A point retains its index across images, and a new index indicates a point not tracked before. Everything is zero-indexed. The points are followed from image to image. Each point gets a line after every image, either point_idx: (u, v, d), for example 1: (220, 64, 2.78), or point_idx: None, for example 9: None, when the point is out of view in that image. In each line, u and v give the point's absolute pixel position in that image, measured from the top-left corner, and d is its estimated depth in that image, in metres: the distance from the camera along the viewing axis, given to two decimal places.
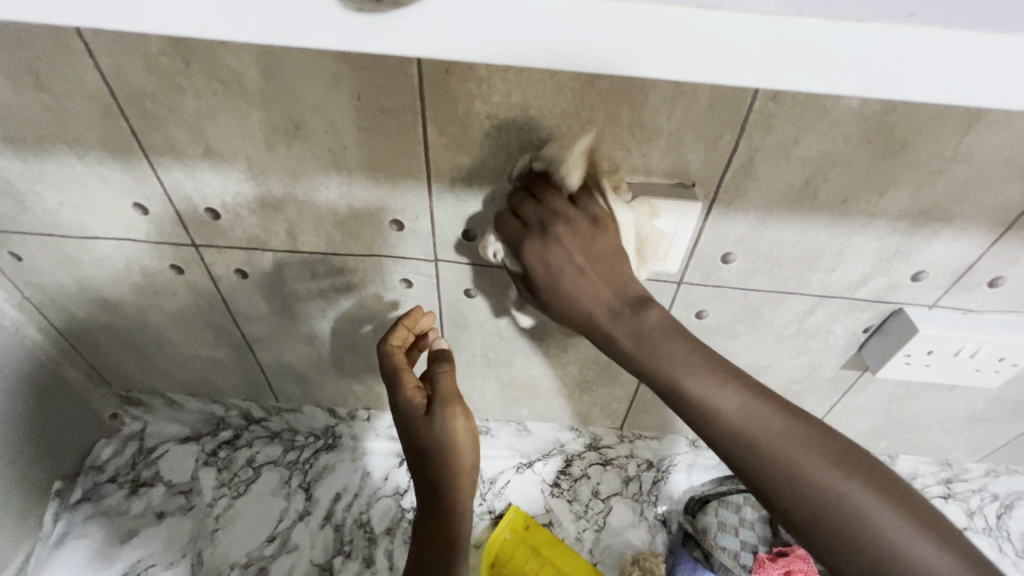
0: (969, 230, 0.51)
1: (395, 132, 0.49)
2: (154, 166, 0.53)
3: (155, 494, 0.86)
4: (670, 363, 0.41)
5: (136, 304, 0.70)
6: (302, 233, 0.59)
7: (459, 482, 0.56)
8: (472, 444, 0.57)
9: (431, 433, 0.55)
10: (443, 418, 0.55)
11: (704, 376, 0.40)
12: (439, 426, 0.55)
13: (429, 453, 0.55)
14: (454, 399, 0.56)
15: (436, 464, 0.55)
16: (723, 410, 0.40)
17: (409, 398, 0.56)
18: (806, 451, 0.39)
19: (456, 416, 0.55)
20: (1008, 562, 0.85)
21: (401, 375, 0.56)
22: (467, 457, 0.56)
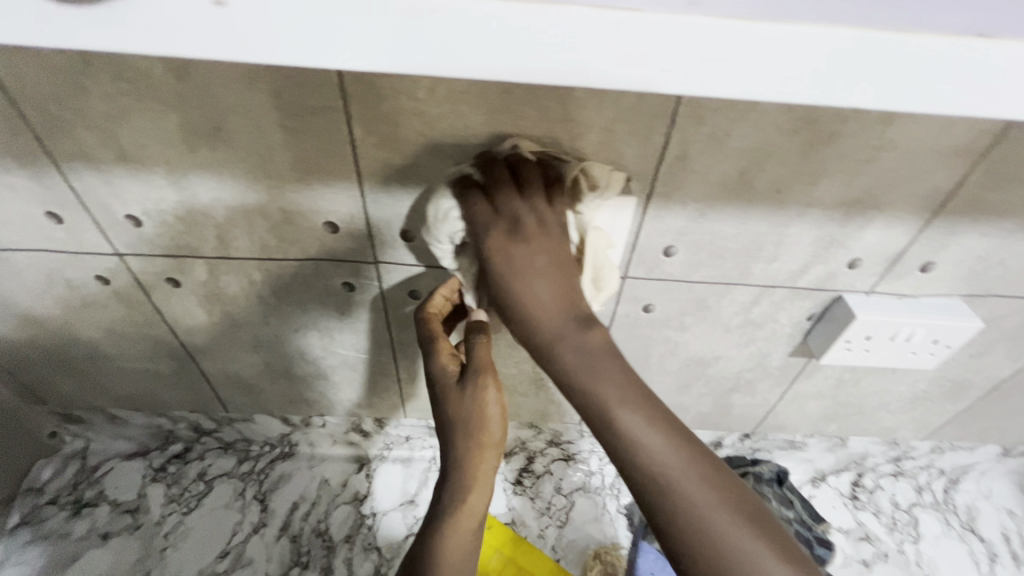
0: (900, 218, 0.52)
1: (320, 132, 0.47)
2: (65, 172, 0.50)
3: (100, 514, 0.83)
4: (604, 385, 0.40)
5: (62, 317, 0.66)
6: (233, 238, 0.56)
7: (482, 459, 0.50)
8: (502, 420, 0.51)
9: (460, 403, 0.50)
10: (472, 387, 0.50)
11: (636, 409, 0.40)
12: (467, 394, 0.50)
13: (454, 424, 0.50)
14: (487, 369, 0.51)
15: (462, 437, 0.50)
16: (647, 447, 0.39)
17: (442, 364, 0.52)
18: (717, 503, 0.38)
19: (487, 386, 0.50)
20: (954, 534, 0.89)
21: (436, 342, 0.53)
22: (495, 431, 0.50)
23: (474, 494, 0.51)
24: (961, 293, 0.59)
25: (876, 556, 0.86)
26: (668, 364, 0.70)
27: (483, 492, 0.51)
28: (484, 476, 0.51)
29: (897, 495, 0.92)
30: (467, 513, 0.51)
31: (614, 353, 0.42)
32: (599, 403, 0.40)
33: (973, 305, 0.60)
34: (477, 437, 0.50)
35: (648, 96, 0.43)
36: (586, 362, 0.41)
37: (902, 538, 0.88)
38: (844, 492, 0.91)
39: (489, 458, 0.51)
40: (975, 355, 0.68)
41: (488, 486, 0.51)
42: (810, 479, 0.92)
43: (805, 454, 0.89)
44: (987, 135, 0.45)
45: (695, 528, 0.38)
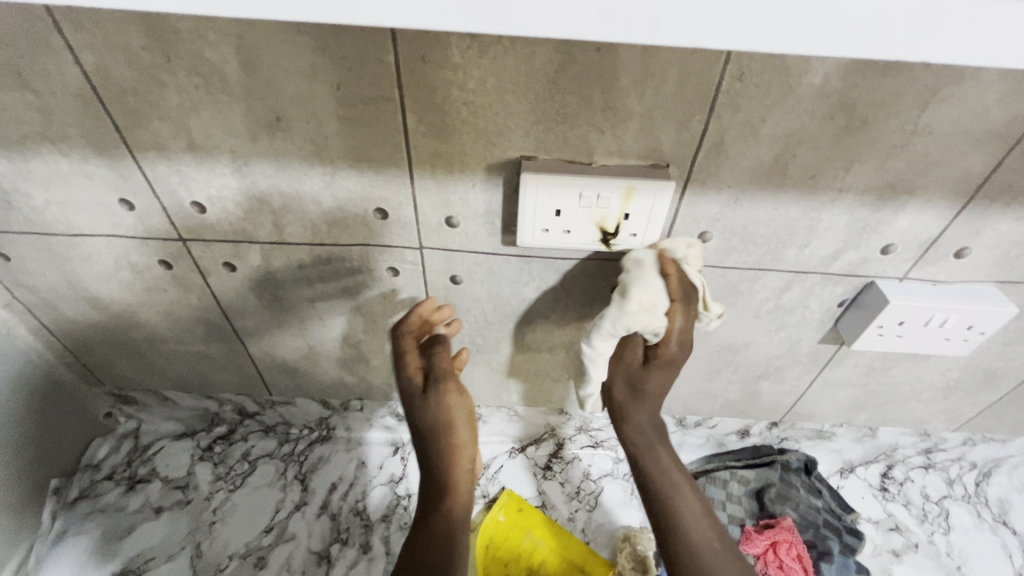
0: (933, 203, 0.53)
1: (375, 122, 0.50)
2: (138, 161, 0.54)
3: (152, 489, 0.87)
4: (651, 432, 0.58)
5: (125, 301, 0.70)
6: (288, 224, 0.60)
7: (457, 459, 0.58)
8: (467, 422, 0.59)
9: (427, 411, 0.57)
10: (438, 396, 0.57)
11: (664, 453, 0.58)
12: (433, 404, 0.57)
13: (427, 432, 0.57)
14: (450, 377, 0.58)
15: (433, 443, 0.57)
16: (673, 481, 0.57)
17: (408, 379, 0.57)
18: (704, 521, 0.56)
19: (452, 393, 0.57)
20: (986, 527, 0.89)
21: (401, 358, 0.58)
22: (464, 433, 0.58)
23: (455, 492, 0.58)
24: (994, 279, 0.60)
25: (906, 546, 0.86)
26: (699, 350, 0.72)
27: (463, 486, 0.59)
28: (459, 475, 0.59)
29: (928, 487, 0.92)
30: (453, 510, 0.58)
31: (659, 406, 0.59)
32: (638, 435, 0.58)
33: (1006, 291, 0.61)
34: (447, 442, 0.57)
35: (687, 84, 0.45)
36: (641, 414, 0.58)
37: (932, 529, 0.88)
38: (873, 483, 0.92)
39: (463, 458, 0.59)
40: (1008, 343, 0.68)
41: (464, 482, 0.59)
42: (839, 470, 0.92)
43: (833, 445, 0.90)
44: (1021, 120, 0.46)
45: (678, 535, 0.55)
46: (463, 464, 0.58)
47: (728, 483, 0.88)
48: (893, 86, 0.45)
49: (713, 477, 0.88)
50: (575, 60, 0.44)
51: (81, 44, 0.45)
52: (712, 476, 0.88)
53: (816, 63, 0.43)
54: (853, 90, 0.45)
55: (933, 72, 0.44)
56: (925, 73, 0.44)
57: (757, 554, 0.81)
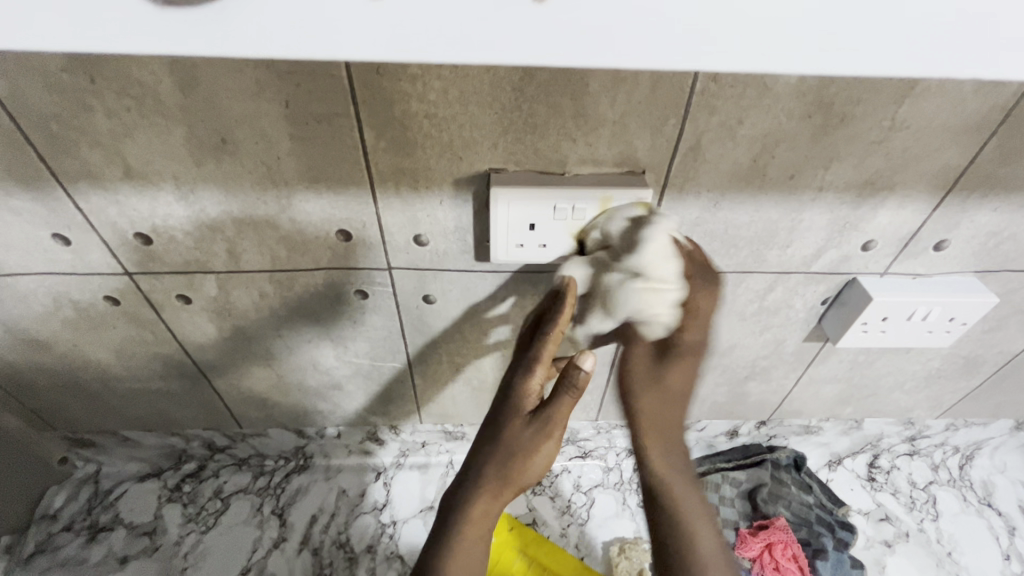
0: (912, 197, 0.52)
1: (331, 140, 0.46)
2: (71, 193, 0.49)
3: (116, 538, 0.82)
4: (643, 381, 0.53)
5: (71, 341, 0.65)
6: (244, 251, 0.56)
7: (507, 493, 0.53)
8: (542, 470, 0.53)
9: (519, 437, 0.52)
10: (536, 437, 0.52)
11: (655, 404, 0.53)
12: (530, 435, 0.52)
13: (500, 452, 0.52)
14: (556, 429, 0.52)
15: (489, 467, 0.53)
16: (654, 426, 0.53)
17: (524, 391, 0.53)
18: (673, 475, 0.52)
19: (546, 443, 0.52)
20: (973, 510, 0.90)
21: (535, 368, 0.53)
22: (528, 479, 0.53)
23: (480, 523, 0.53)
24: (973, 269, 0.59)
25: (898, 536, 0.86)
26: None
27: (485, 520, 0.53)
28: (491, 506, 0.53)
29: (914, 474, 0.92)
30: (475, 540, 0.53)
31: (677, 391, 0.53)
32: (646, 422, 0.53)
33: (985, 281, 0.61)
34: (502, 478, 0.52)
35: (660, 88, 0.43)
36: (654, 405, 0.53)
37: (921, 516, 0.88)
38: (861, 473, 0.92)
39: (504, 497, 0.53)
40: (988, 330, 0.68)
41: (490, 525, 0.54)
42: (827, 464, 0.92)
43: (821, 439, 0.89)
44: (997, 111, 0.45)
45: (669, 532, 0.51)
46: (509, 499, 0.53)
47: (721, 486, 0.86)
48: (869, 81, 0.43)
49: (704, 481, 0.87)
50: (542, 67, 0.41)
51: None
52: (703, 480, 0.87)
53: None
54: (830, 88, 0.44)
55: None
56: None
57: (753, 557, 0.80)
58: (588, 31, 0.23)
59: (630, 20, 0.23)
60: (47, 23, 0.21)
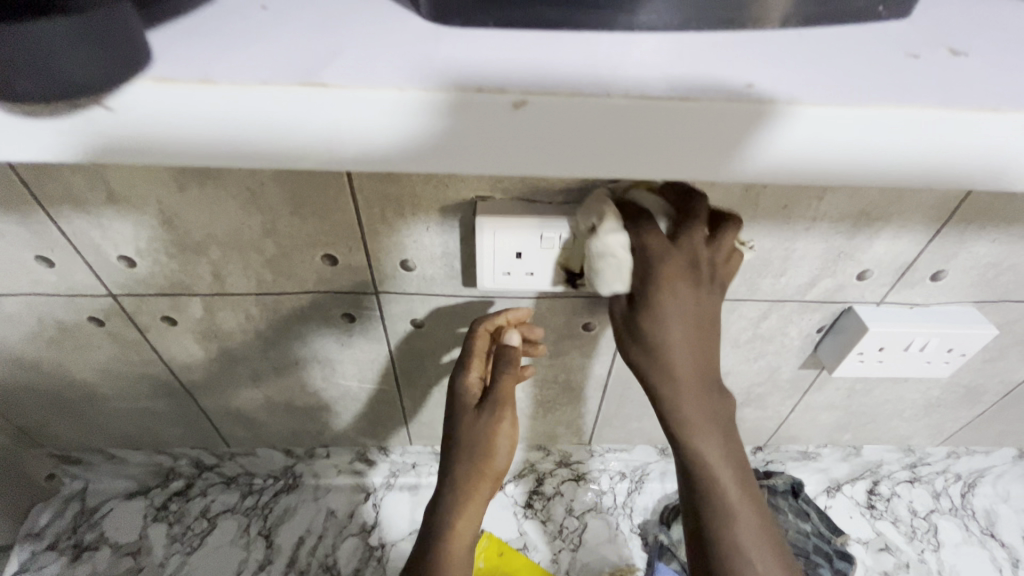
0: (907, 228, 0.51)
1: (315, 166, 0.46)
2: (54, 216, 0.49)
3: (100, 558, 0.80)
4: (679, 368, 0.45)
5: (55, 360, 0.64)
6: (229, 274, 0.55)
7: (478, 485, 0.56)
8: (506, 450, 0.57)
9: (472, 427, 0.56)
10: (488, 420, 0.55)
11: (686, 391, 0.45)
12: (482, 424, 0.56)
13: (461, 448, 0.56)
14: (506, 403, 0.56)
15: (463, 463, 0.56)
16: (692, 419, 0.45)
17: (466, 386, 0.56)
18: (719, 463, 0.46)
19: (503, 419, 0.56)
20: (975, 540, 0.87)
21: (467, 359, 0.56)
22: (499, 461, 0.57)
23: (462, 514, 0.56)
24: (973, 299, 0.58)
25: (898, 567, 0.84)
26: None
27: (471, 518, 0.56)
28: (473, 502, 0.56)
29: (915, 502, 0.90)
30: (459, 536, 0.56)
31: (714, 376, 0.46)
32: (690, 419, 0.45)
33: (984, 311, 0.59)
34: (478, 468, 0.55)
35: None
36: (691, 397, 0.45)
37: (922, 546, 0.86)
38: (860, 501, 0.90)
39: (483, 488, 0.56)
40: (989, 359, 0.66)
41: (473, 513, 0.56)
42: (825, 490, 0.90)
43: (819, 465, 0.87)
44: None
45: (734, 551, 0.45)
46: (480, 491, 0.56)
47: None
48: None
49: None
50: None
51: None
52: None
53: None
54: None
55: None
56: None
57: None
58: (548, 126, 0.32)
59: (608, 130, 0.32)
60: (211, 138, 0.32)
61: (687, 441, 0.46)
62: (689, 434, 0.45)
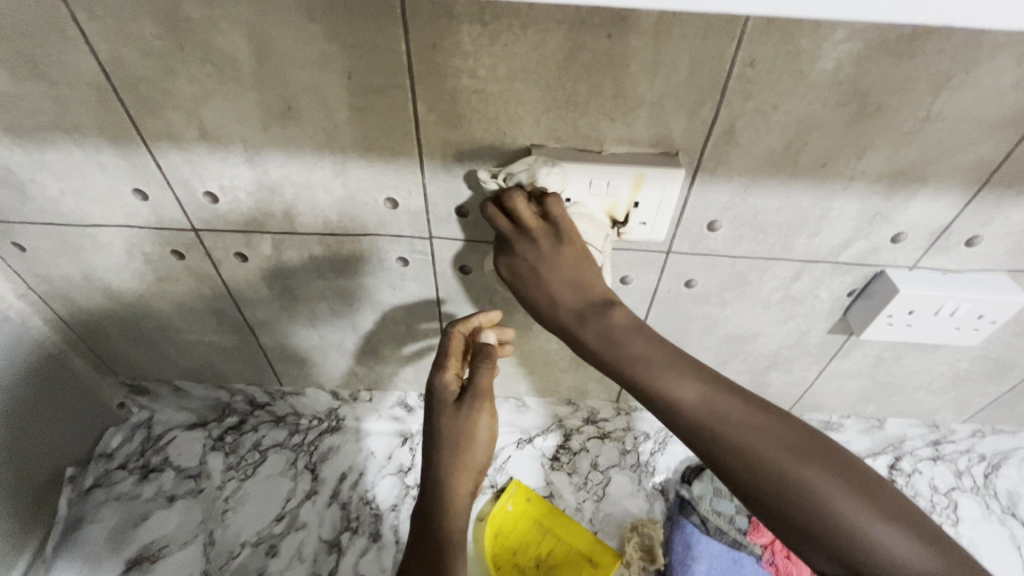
0: (945, 190, 0.53)
1: (387, 111, 0.50)
2: (152, 151, 0.55)
3: (165, 478, 0.89)
4: (569, 301, 0.48)
5: (138, 291, 0.71)
6: (299, 214, 0.60)
7: (463, 476, 0.56)
8: (486, 444, 0.57)
9: (453, 422, 0.57)
10: (468, 411, 0.57)
11: (581, 320, 0.47)
12: (461, 417, 0.57)
13: (443, 442, 0.56)
14: (486, 395, 0.58)
15: (448, 455, 0.56)
16: (597, 344, 0.47)
17: (444, 383, 0.59)
18: (646, 366, 0.45)
19: (482, 410, 0.57)
20: (995, 518, 0.89)
21: (444, 359, 0.61)
22: (480, 454, 0.57)
23: (454, 507, 0.55)
24: (1006, 267, 0.59)
25: None
26: (708, 340, 0.72)
27: (459, 507, 0.56)
28: (459, 492, 0.56)
29: (936, 478, 0.91)
30: (452, 523, 0.55)
31: (642, 328, 0.47)
32: (650, 380, 0.45)
33: (1018, 280, 0.61)
34: (460, 458, 0.55)
35: (698, 72, 0.45)
36: (590, 318, 0.47)
37: (941, 520, 0.87)
38: (881, 474, 0.91)
39: (466, 480, 0.56)
40: (1020, 332, 0.68)
41: (462, 503, 0.56)
42: None
43: (841, 436, 0.90)
44: None
45: (778, 488, 0.42)
46: (465, 484, 0.56)
47: None
48: (905, 72, 0.44)
49: None
50: (587, 47, 0.44)
51: (96, 33, 0.46)
52: None
53: (828, 48, 0.43)
54: (866, 77, 0.45)
55: (947, 57, 0.43)
56: (937, 58, 0.43)
57: (765, 544, 0.82)
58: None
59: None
60: None
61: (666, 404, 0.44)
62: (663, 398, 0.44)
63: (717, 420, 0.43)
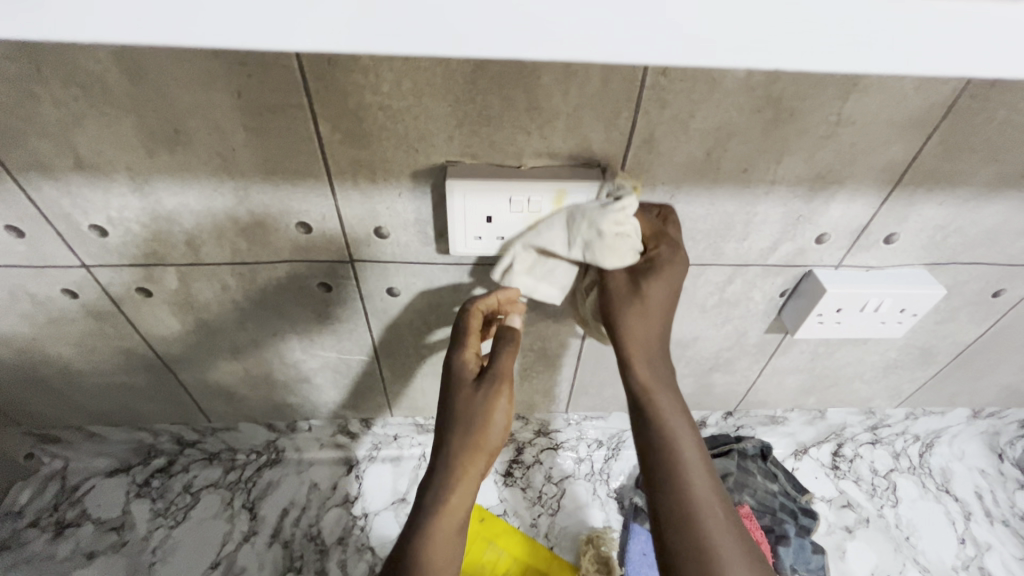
0: (861, 191, 0.53)
1: (286, 132, 0.46)
2: (21, 183, 0.49)
3: (84, 533, 0.81)
4: (634, 319, 0.50)
5: (30, 335, 0.64)
6: (203, 243, 0.55)
7: (475, 459, 0.51)
8: (504, 430, 0.52)
9: (470, 403, 0.51)
10: (488, 394, 0.52)
11: (637, 340, 0.51)
12: (480, 399, 0.51)
13: (457, 420, 0.51)
14: (505, 380, 0.53)
15: (459, 437, 0.51)
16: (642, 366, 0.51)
17: (462, 361, 0.53)
18: (669, 404, 0.50)
19: (501, 396, 0.52)
20: (931, 496, 0.92)
21: (465, 338, 0.54)
22: (494, 440, 0.52)
23: (459, 493, 0.51)
24: (924, 262, 0.61)
25: (858, 522, 0.88)
26: None
27: (465, 497, 0.51)
28: (470, 477, 0.51)
29: (876, 462, 0.95)
30: (453, 509, 0.50)
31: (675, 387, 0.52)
32: (662, 417, 0.50)
33: (935, 273, 0.63)
34: (474, 440, 0.51)
35: (612, 81, 0.44)
36: (639, 335, 0.50)
37: (882, 502, 0.91)
38: (826, 462, 0.94)
39: (479, 462, 0.51)
40: (941, 321, 0.70)
41: (469, 489, 0.51)
42: (793, 453, 0.94)
43: (786, 429, 0.91)
44: (937, 108, 0.47)
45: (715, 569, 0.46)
46: (478, 469, 0.51)
47: None
48: (813, 79, 0.44)
49: None
50: (493, 59, 0.42)
51: None
52: None
53: None
54: (777, 84, 0.44)
55: None
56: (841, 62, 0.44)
57: None
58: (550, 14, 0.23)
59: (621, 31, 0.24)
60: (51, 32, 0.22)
61: (666, 444, 0.49)
62: (666, 439, 0.49)
63: (698, 480, 0.49)
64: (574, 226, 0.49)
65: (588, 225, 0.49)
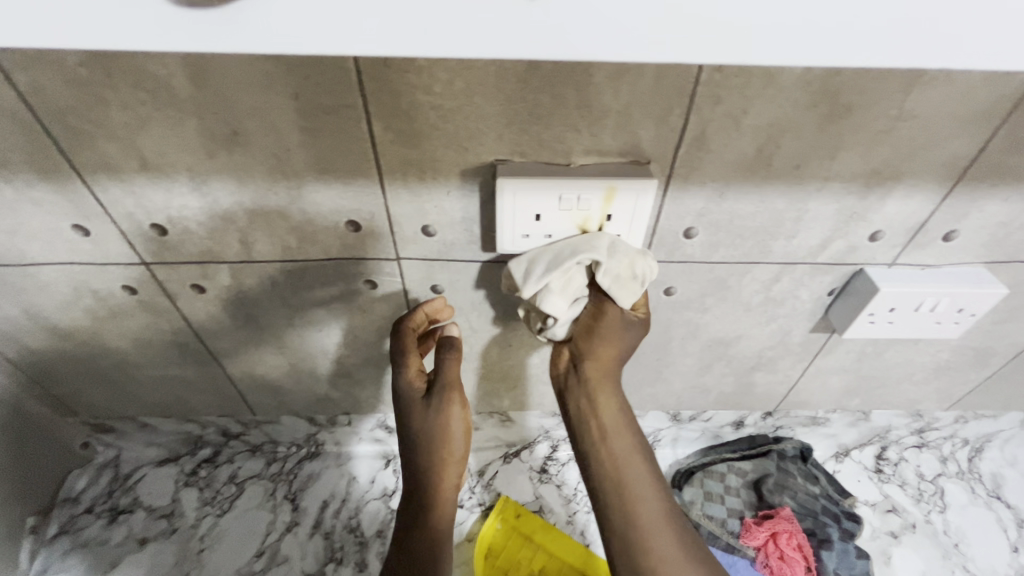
0: (920, 187, 0.52)
1: (341, 132, 0.47)
2: (88, 184, 0.51)
3: (135, 520, 0.84)
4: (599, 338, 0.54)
5: (91, 329, 0.67)
6: (256, 241, 0.57)
7: (446, 468, 0.55)
8: (465, 435, 0.56)
9: (425, 418, 0.55)
10: (439, 406, 0.55)
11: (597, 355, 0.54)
12: (431, 412, 0.55)
13: (417, 437, 0.55)
14: (454, 387, 0.56)
15: (424, 452, 0.55)
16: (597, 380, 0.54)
17: (410, 380, 0.57)
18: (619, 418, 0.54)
19: (452, 403, 0.55)
20: (981, 502, 0.89)
21: (405, 358, 0.57)
22: (459, 446, 0.55)
23: (441, 501, 0.55)
24: (983, 259, 0.59)
25: (904, 527, 0.86)
26: (690, 346, 0.70)
27: (446, 501, 0.56)
28: (445, 485, 0.56)
29: (922, 466, 0.92)
30: (439, 516, 0.55)
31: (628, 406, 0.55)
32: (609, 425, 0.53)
33: (994, 271, 0.60)
34: (439, 450, 0.54)
35: (665, 77, 0.43)
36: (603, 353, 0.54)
37: (929, 508, 0.88)
38: (868, 465, 0.92)
39: (450, 470, 0.55)
40: (998, 321, 0.67)
41: (449, 492, 0.56)
42: (834, 455, 0.92)
43: (828, 430, 0.89)
44: (1005, 100, 0.45)
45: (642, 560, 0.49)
46: (450, 475, 0.55)
47: (726, 476, 0.86)
48: (875, 72, 0.43)
49: (710, 470, 0.86)
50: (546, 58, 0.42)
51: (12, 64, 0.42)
52: (709, 469, 0.86)
53: None
54: (835, 77, 0.43)
55: None
56: None
57: (758, 546, 0.80)
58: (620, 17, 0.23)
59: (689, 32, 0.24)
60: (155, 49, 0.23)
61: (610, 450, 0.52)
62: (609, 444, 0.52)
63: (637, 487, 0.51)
64: (533, 260, 0.52)
65: (545, 261, 0.52)
